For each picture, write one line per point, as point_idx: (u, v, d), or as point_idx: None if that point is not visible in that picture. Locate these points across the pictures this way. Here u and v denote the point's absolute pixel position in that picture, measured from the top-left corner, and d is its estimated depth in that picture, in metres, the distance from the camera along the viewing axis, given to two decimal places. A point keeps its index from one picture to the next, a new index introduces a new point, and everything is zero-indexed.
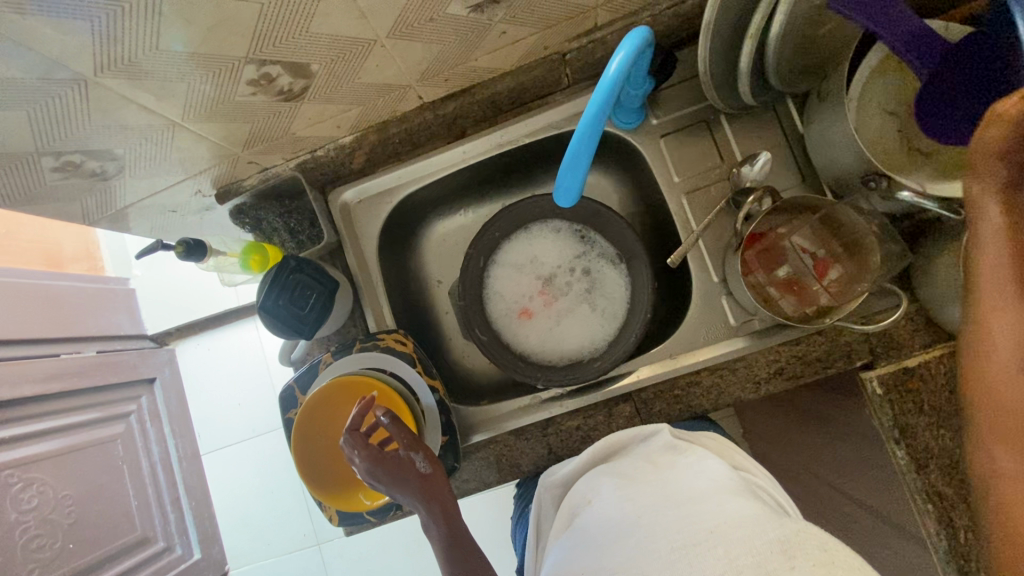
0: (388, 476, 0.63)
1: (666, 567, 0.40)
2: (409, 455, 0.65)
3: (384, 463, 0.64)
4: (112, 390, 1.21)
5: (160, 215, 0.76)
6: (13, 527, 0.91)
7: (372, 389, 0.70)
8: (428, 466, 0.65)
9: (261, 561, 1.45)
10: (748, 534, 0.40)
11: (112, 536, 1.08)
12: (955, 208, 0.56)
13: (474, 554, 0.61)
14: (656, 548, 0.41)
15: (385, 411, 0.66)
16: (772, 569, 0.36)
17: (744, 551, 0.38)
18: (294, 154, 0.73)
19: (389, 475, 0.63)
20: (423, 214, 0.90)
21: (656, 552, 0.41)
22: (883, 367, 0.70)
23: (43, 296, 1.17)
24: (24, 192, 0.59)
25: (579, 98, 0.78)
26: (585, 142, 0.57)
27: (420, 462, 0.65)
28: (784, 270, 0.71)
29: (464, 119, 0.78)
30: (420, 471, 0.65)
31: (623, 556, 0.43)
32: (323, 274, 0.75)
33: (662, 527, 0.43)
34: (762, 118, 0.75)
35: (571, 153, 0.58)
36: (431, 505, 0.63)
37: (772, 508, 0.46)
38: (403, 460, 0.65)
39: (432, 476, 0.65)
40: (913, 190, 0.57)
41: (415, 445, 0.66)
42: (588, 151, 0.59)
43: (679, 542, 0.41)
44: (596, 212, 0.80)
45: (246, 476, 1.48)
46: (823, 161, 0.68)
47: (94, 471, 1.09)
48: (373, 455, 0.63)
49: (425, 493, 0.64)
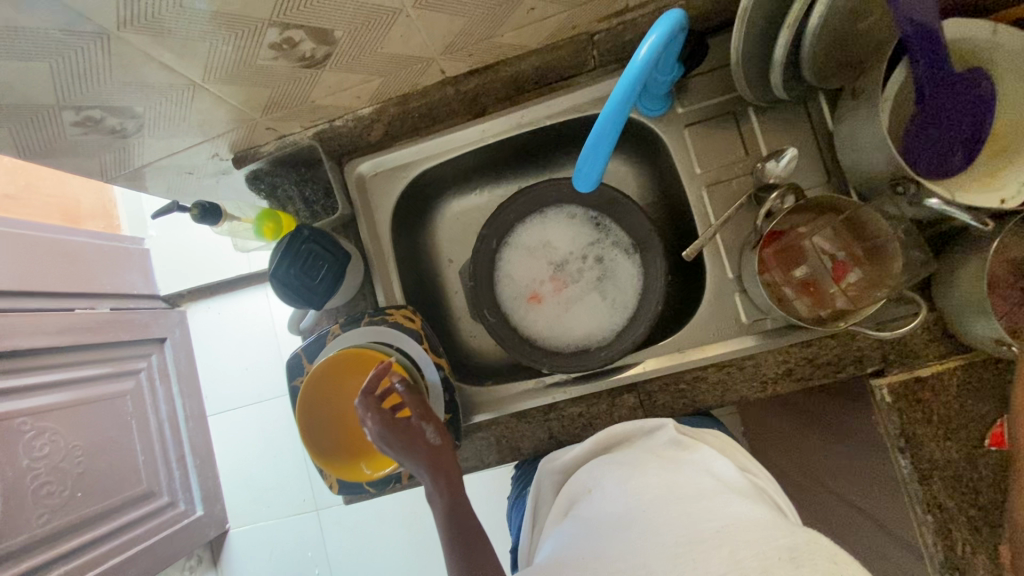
0: (398, 442, 0.64)
1: (668, 561, 0.40)
2: (421, 425, 0.66)
3: (395, 429, 0.64)
4: (124, 347, 1.28)
5: (176, 176, 0.76)
6: (26, 473, 1.00)
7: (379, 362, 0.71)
8: (438, 438, 0.66)
9: (260, 522, 1.48)
10: (757, 537, 0.40)
11: (119, 488, 1.19)
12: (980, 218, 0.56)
13: (475, 530, 0.58)
14: (660, 543, 0.42)
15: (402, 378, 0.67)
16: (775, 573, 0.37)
17: (748, 554, 0.38)
18: (312, 123, 0.73)
19: (400, 441, 0.64)
20: (438, 191, 0.90)
21: (658, 548, 0.41)
22: (895, 375, 0.69)
23: (60, 251, 1.21)
24: (44, 146, 0.59)
25: (604, 82, 0.76)
26: (607, 131, 0.56)
27: (432, 432, 0.66)
28: (802, 270, 0.70)
29: (486, 97, 0.77)
30: (430, 442, 0.65)
31: (625, 548, 0.43)
32: (334, 245, 0.75)
33: (667, 524, 0.43)
34: (791, 112, 0.73)
35: (592, 143, 0.57)
36: (438, 475, 0.63)
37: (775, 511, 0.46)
38: (415, 429, 0.65)
39: (441, 448, 0.65)
40: (942, 199, 0.55)
41: (429, 417, 0.67)
42: (610, 141, 0.57)
43: (683, 539, 0.41)
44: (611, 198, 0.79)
45: (250, 440, 1.50)
46: (853, 161, 0.66)
47: (105, 424, 1.18)
48: (386, 418, 0.65)
49: (432, 463, 0.64)
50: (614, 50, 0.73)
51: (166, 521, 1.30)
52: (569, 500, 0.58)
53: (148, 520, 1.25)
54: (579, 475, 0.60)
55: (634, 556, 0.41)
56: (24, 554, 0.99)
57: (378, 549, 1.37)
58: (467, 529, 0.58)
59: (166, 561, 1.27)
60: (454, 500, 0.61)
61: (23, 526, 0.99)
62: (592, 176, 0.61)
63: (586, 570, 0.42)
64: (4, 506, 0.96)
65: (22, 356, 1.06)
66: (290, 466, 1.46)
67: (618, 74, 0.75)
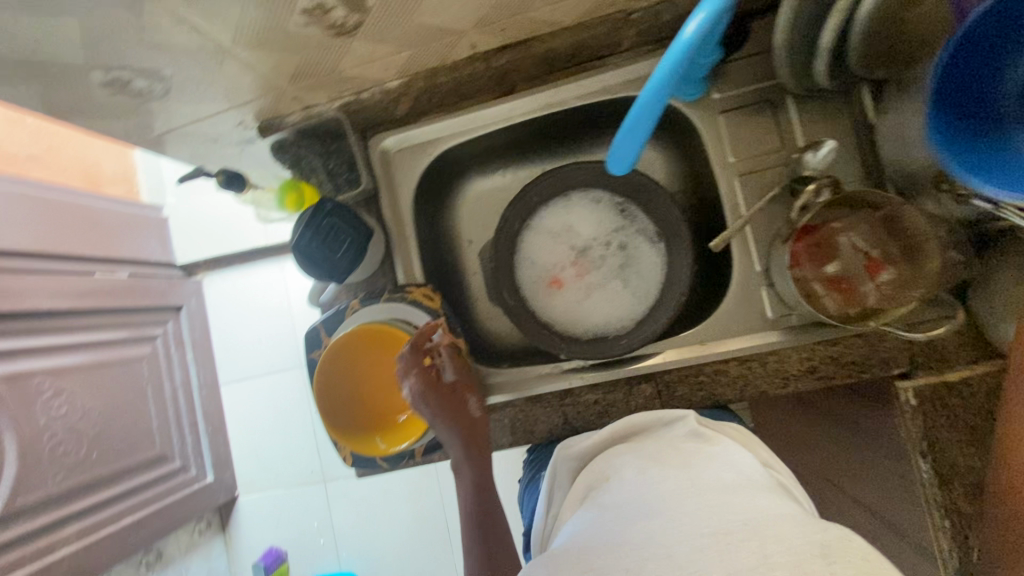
0: (445, 414, 0.71)
1: (693, 550, 0.40)
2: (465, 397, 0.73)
3: (446, 402, 0.71)
4: (141, 313, 1.30)
5: (200, 143, 0.75)
6: (43, 431, 1.03)
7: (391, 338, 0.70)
8: (479, 414, 0.73)
9: (269, 491, 1.48)
10: (786, 534, 0.40)
11: (132, 451, 1.21)
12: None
13: (492, 505, 0.71)
14: (686, 532, 0.42)
15: (452, 347, 0.73)
16: (810, 569, 0.37)
17: (779, 548, 0.39)
18: (338, 95, 0.71)
19: (447, 413, 0.71)
20: (462, 170, 0.88)
21: (683, 537, 0.42)
22: (922, 377, 0.68)
23: (81, 215, 1.22)
24: (71, 106, 0.59)
25: (638, 63, 0.74)
26: (646, 113, 0.53)
27: (474, 407, 0.73)
28: (834, 266, 0.66)
29: (515, 75, 0.75)
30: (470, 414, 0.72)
31: (646, 533, 0.43)
32: (357, 219, 0.75)
33: (691, 514, 0.44)
34: (832, 103, 0.70)
35: (629, 125, 0.55)
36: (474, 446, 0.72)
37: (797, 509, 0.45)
38: (460, 400, 0.72)
39: (480, 423, 0.73)
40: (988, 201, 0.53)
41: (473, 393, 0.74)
42: (648, 124, 0.55)
43: (710, 530, 0.42)
44: (644, 183, 0.77)
45: (263, 411, 1.50)
46: (897, 157, 0.64)
47: (121, 387, 1.20)
48: (441, 392, 0.71)
49: (470, 436, 0.72)
50: (651, 30, 0.70)
51: (179, 485, 1.33)
52: (587, 486, 0.58)
53: (161, 482, 1.28)
54: (597, 463, 0.60)
55: (659, 543, 0.42)
56: (40, 509, 1.03)
57: (386, 522, 1.38)
58: (490, 501, 0.71)
59: (178, 524, 1.30)
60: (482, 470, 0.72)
61: (39, 483, 1.02)
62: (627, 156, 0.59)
63: (609, 554, 0.43)
64: (22, 464, 0.99)
65: (37, 316, 1.08)
66: (301, 438, 1.46)
67: (653, 56, 0.73)
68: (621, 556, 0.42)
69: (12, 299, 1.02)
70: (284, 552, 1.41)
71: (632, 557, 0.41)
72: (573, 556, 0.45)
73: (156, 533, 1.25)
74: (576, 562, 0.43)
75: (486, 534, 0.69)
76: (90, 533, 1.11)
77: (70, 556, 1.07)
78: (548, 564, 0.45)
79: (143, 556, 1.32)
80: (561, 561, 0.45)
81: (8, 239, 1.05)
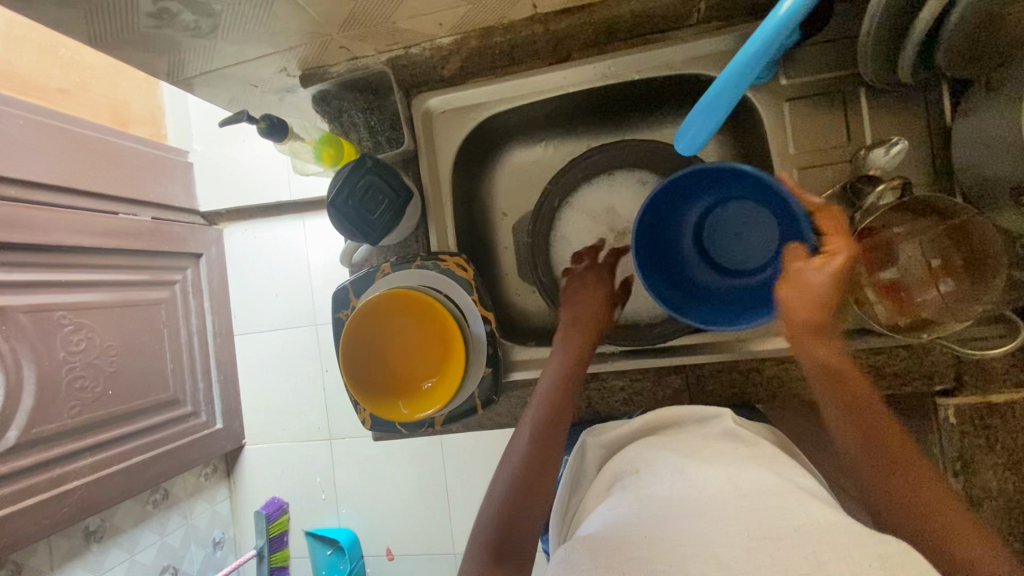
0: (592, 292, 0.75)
1: (743, 552, 0.42)
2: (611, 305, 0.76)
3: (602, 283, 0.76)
4: (161, 257, 1.30)
5: (241, 86, 0.72)
6: (61, 364, 1.04)
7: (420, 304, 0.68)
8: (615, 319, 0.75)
9: (274, 442, 1.47)
10: (842, 542, 0.41)
11: (146, 391, 1.22)
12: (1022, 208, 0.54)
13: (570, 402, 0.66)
14: (733, 533, 0.44)
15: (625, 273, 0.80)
16: None
17: (834, 556, 0.40)
18: (388, 47, 0.69)
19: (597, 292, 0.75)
20: (504, 138, 0.85)
21: (730, 539, 0.43)
22: (966, 396, 0.66)
23: (107, 152, 1.20)
24: (113, 34, 0.56)
25: (704, 39, 0.70)
26: (729, 89, 0.51)
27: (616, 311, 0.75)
28: (890, 273, 0.63)
29: (572, 41, 0.71)
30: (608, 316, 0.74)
31: (688, 529, 0.45)
32: (396, 179, 0.72)
33: (735, 516, 0.46)
34: (907, 100, 0.66)
35: (709, 99, 0.52)
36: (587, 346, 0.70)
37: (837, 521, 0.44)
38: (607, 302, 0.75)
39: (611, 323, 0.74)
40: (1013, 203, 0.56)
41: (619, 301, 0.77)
42: (729, 101, 0.53)
43: (756, 533, 0.43)
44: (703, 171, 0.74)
45: (272, 363, 1.47)
46: (972, 162, 0.60)
47: (138, 329, 1.21)
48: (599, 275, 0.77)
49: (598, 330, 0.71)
50: (721, 5, 0.66)
51: (189, 429, 1.34)
52: (615, 475, 0.61)
53: (172, 425, 1.29)
54: (626, 454, 0.62)
55: (704, 541, 0.43)
56: (56, 439, 1.04)
57: (386, 488, 1.36)
58: (569, 394, 0.66)
59: (186, 467, 1.32)
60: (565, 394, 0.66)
61: (56, 415, 1.03)
62: (698, 140, 0.58)
63: (653, 546, 0.44)
64: (39, 395, 1.00)
65: (61, 251, 1.08)
66: (310, 394, 1.43)
67: (720, 33, 0.69)
68: (666, 549, 0.43)
69: (36, 233, 1.02)
70: (286, 503, 1.43)
71: (677, 551, 0.43)
72: (615, 542, 0.46)
73: (165, 473, 1.26)
74: (619, 549, 0.44)
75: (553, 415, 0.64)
76: (102, 468, 1.13)
77: (82, 488, 1.08)
78: (588, 548, 0.46)
79: (151, 493, 1.33)
80: (602, 545, 0.46)
81: (33, 170, 1.04)
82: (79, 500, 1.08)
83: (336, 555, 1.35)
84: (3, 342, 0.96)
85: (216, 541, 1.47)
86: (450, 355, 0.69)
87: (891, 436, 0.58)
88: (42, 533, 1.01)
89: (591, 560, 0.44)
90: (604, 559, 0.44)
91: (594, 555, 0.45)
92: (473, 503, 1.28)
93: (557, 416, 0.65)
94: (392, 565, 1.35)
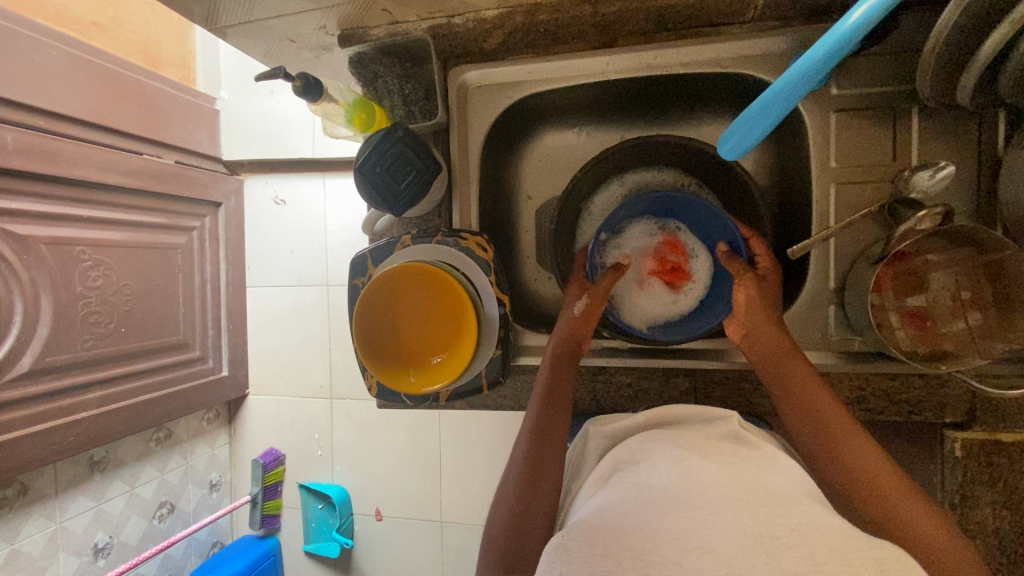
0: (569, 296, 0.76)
1: (739, 551, 0.43)
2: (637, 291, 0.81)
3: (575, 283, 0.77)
4: (180, 202, 1.31)
5: (279, 41, 0.71)
6: (78, 298, 1.06)
7: (432, 280, 0.68)
8: (579, 313, 0.73)
9: (275, 395, 1.48)
10: (841, 548, 0.42)
11: (157, 333, 1.25)
12: (937, 211, 0.58)
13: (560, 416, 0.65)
14: (732, 532, 0.44)
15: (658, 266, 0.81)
16: None
17: (828, 558, 0.41)
18: (430, 15, 0.66)
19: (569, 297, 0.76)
20: (537, 119, 0.84)
21: (727, 536, 0.44)
22: (976, 431, 0.66)
23: (137, 92, 1.19)
24: None
25: (756, 38, 0.67)
26: (788, 90, 0.51)
27: (578, 304, 0.74)
28: (916, 299, 0.62)
29: (620, 26, 0.69)
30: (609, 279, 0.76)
31: (681, 524, 0.46)
32: (426, 152, 0.72)
33: (732, 512, 0.47)
34: (959, 125, 0.64)
35: (766, 100, 0.53)
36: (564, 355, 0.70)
37: (827, 526, 0.45)
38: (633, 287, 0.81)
39: (573, 319, 0.72)
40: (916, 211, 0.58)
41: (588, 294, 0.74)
42: (785, 104, 0.53)
43: (752, 534, 0.44)
44: (739, 188, 0.77)
45: (280, 318, 1.47)
46: (1016, 195, 0.58)
47: (154, 271, 1.23)
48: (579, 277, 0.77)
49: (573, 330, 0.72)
50: (780, 5, 0.64)
51: (195, 375, 1.36)
52: (618, 463, 0.62)
53: (178, 369, 1.32)
54: (627, 444, 0.65)
55: (699, 536, 0.44)
56: (68, 370, 1.05)
57: (381, 450, 1.36)
58: (555, 406, 0.66)
59: (190, 410, 1.34)
60: (554, 399, 0.66)
61: (70, 347, 1.05)
62: (742, 146, 0.59)
63: (648, 538, 0.45)
64: (55, 326, 1.01)
65: (84, 187, 1.08)
66: (315, 351, 1.43)
67: (774, 33, 0.67)
68: (664, 545, 0.44)
69: (62, 166, 1.02)
70: (282, 454, 1.45)
71: (670, 544, 0.44)
72: (609, 530, 0.47)
73: (171, 413, 1.29)
74: (616, 539, 0.46)
75: (544, 417, 0.65)
76: (111, 402, 1.14)
77: (90, 420, 1.09)
78: (586, 535, 0.47)
79: (154, 431, 1.37)
80: (598, 532, 0.47)
81: (60, 103, 1.03)
82: (86, 431, 1.09)
83: (327, 510, 1.38)
84: (25, 270, 0.97)
85: (212, 483, 1.51)
86: (462, 333, 0.68)
87: (876, 470, 0.52)
88: (49, 458, 1.02)
89: (588, 547, 0.46)
90: (601, 547, 0.45)
91: (592, 542, 0.46)
92: (465, 476, 1.28)
93: (553, 401, 0.66)
94: (379, 525, 1.35)
